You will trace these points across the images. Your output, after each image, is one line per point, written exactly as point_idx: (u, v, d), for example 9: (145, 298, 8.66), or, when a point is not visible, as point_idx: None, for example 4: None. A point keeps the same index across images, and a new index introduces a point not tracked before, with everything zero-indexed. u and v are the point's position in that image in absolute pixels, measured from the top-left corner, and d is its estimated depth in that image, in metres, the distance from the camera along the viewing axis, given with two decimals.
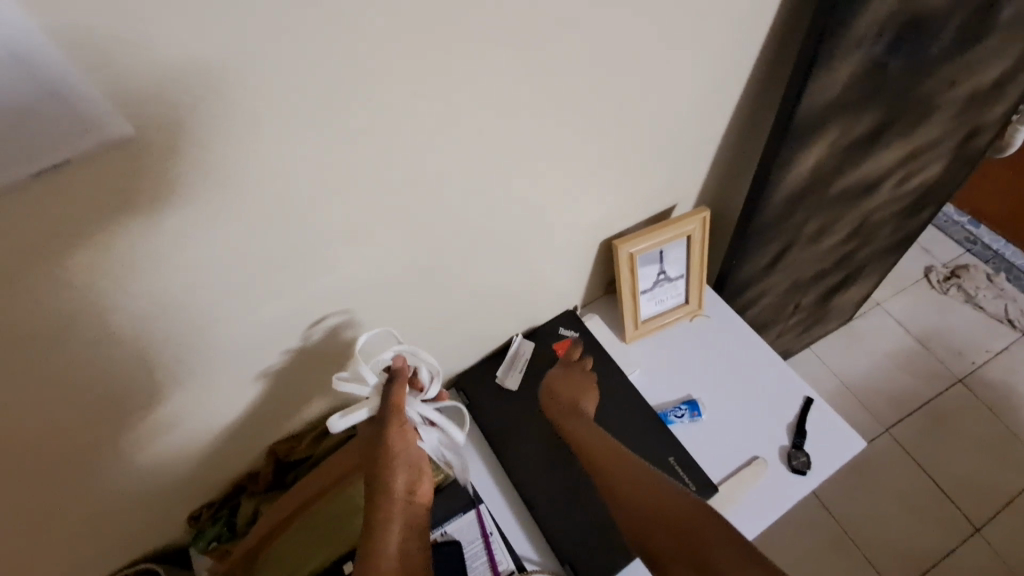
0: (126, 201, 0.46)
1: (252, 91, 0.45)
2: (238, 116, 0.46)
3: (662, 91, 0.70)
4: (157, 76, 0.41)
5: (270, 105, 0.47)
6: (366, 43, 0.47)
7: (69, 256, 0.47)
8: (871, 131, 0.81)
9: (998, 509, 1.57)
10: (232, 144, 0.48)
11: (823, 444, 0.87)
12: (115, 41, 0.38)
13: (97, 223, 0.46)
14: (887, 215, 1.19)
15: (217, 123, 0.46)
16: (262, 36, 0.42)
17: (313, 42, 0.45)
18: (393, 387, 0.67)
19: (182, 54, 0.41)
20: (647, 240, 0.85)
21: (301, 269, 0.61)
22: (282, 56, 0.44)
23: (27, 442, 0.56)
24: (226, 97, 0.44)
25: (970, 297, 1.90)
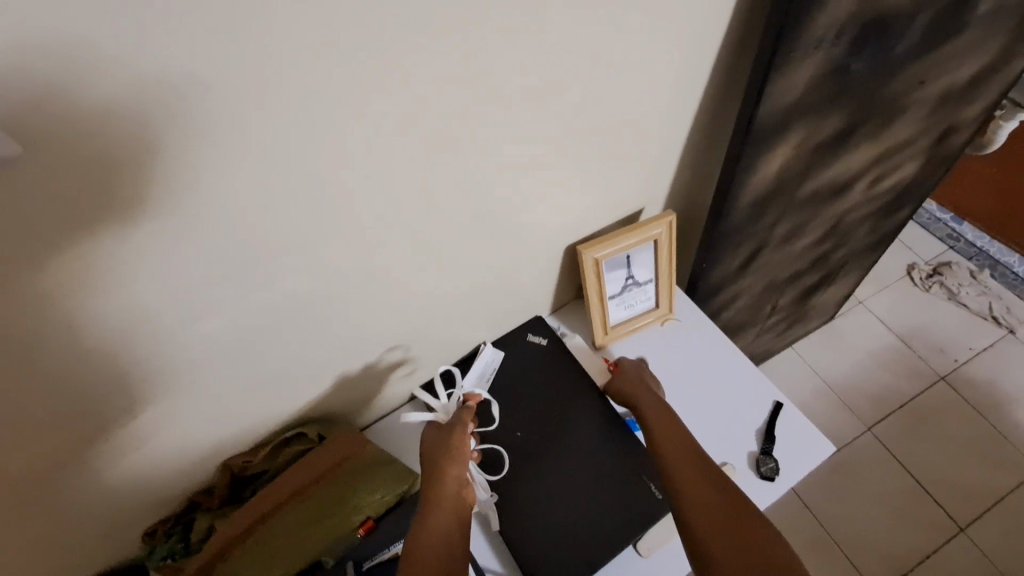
0: (80, 221, 0.44)
1: (197, 106, 0.43)
2: (169, 137, 0.44)
3: (626, 93, 0.68)
4: (101, 91, 0.39)
5: (217, 121, 0.45)
6: (313, 54, 0.45)
7: (19, 278, 0.45)
8: (840, 131, 0.80)
9: (984, 509, 1.57)
10: (185, 161, 0.46)
11: (792, 451, 0.86)
12: (42, 58, 0.36)
13: (50, 244, 0.44)
14: (862, 217, 1.19)
15: (170, 140, 0.44)
16: (196, 47, 0.40)
17: (241, 55, 0.42)
18: (462, 411, 0.80)
19: (120, 73, 0.39)
20: (613, 245, 0.83)
21: (245, 291, 0.59)
22: (221, 67, 0.42)
23: None
24: (154, 119, 0.42)
25: (953, 294, 1.90)
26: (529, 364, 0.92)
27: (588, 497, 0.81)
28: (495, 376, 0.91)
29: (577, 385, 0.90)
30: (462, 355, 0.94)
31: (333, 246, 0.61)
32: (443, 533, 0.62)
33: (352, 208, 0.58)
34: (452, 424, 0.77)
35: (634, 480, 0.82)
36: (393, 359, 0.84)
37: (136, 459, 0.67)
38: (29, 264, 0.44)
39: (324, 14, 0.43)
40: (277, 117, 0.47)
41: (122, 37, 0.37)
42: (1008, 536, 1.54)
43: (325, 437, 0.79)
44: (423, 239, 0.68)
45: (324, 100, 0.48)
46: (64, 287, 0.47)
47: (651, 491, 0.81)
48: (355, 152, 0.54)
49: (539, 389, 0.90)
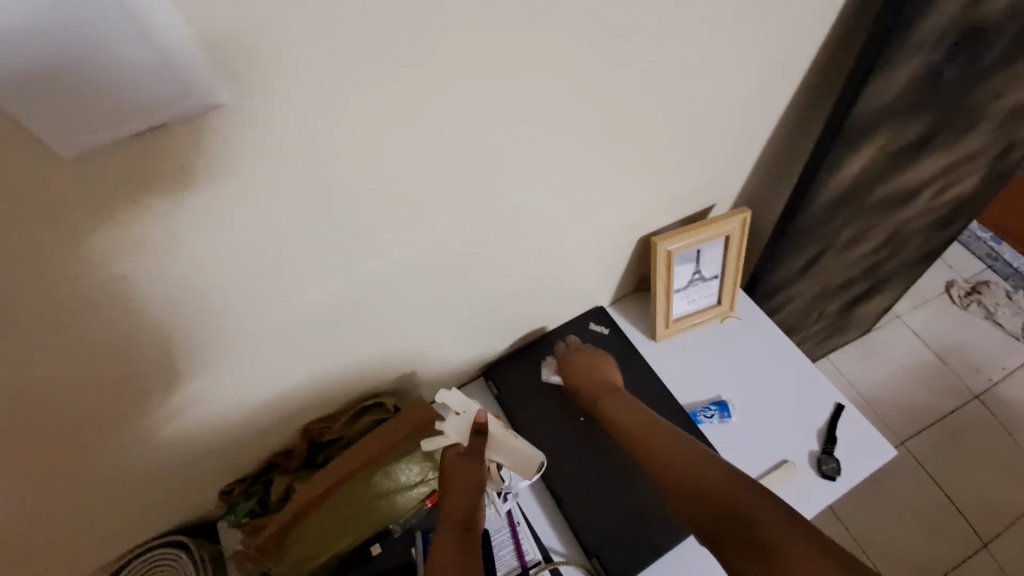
0: (223, 173, 0.47)
1: (348, 73, 0.46)
2: (322, 97, 0.46)
3: (719, 87, 0.69)
4: (269, 49, 0.41)
5: (362, 87, 0.47)
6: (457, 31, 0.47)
7: (162, 223, 0.47)
8: (919, 138, 0.81)
9: (1017, 531, 1.56)
10: (327, 125, 0.48)
11: (853, 452, 0.86)
12: (230, 18, 0.38)
13: (194, 193, 0.47)
14: (918, 228, 1.20)
15: (316, 103, 0.46)
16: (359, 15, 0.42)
17: (396, 25, 0.44)
18: (478, 440, 0.73)
19: (291, 35, 0.41)
20: (686, 239, 0.84)
21: (352, 254, 0.61)
22: (376, 39, 0.44)
23: (96, 391, 0.57)
24: (311, 82, 0.45)
25: (990, 313, 1.88)
26: None
27: (650, 485, 0.82)
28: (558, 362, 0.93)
29: (639, 375, 0.91)
30: (525, 341, 0.95)
31: (436, 217, 0.63)
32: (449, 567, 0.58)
33: (460, 180, 0.61)
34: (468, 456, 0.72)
35: None
36: (462, 337, 0.86)
37: (227, 410, 0.71)
38: (177, 211, 0.47)
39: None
40: (415, 87, 0.49)
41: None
42: None
43: (401, 407, 0.81)
44: (513, 218, 0.70)
45: (457, 72, 0.50)
46: (203, 235, 0.50)
47: None
48: (474, 126, 0.56)
49: None
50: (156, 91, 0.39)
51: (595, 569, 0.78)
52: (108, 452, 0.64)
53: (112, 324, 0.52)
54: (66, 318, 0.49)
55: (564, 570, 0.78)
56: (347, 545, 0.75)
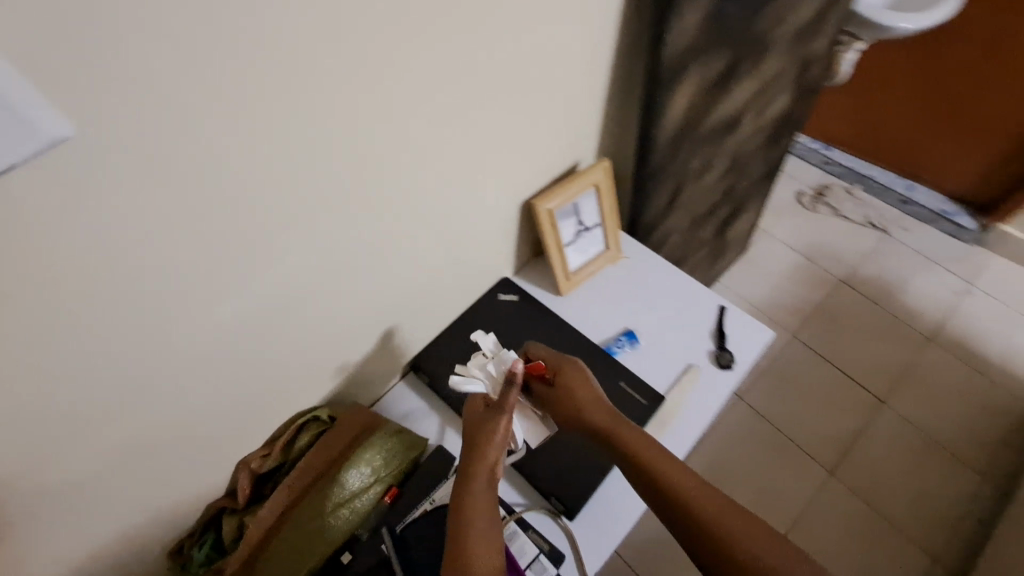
0: (87, 220, 0.47)
1: (192, 98, 0.47)
2: (171, 122, 0.47)
3: (550, 55, 0.78)
4: (103, 89, 0.42)
5: (210, 110, 0.49)
6: (289, 40, 0.50)
7: (33, 283, 0.47)
8: (725, 68, 0.95)
9: (896, 382, 1.85)
10: (184, 152, 0.50)
11: (742, 343, 1.00)
12: (53, 64, 0.39)
13: (60, 245, 0.47)
14: (755, 147, 1.39)
15: (167, 133, 0.48)
16: (188, 41, 0.44)
17: (228, 42, 0.47)
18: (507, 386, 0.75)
19: (123, 71, 0.42)
20: (561, 196, 0.93)
21: (242, 271, 0.63)
22: (210, 61, 0.46)
23: (5, 478, 0.55)
24: (156, 113, 0.46)
25: (836, 210, 2.20)
26: (508, 320, 1.00)
27: None
28: (478, 336, 0.98)
29: (553, 328, 0.99)
30: (444, 325, 1.00)
31: (323, 219, 0.66)
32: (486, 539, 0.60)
33: (334, 180, 0.64)
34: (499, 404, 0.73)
35: (617, 392, 0.92)
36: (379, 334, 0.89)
37: (154, 462, 0.69)
38: (47, 266, 0.47)
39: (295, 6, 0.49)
40: (264, 99, 0.52)
41: (122, 37, 0.41)
42: (917, 397, 1.82)
43: (336, 416, 0.83)
44: (398, 206, 0.74)
45: (301, 77, 0.53)
46: (80, 283, 0.50)
47: (635, 398, 0.91)
48: (332, 126, 0.59)
49: (521, 339, 0.98)
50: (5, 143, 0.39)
51: (554, 507, 0.85)
52: (34, 538, 0.62)
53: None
54: None
55: (528, 516, 0.83)
56: (316, 564, 0.75)
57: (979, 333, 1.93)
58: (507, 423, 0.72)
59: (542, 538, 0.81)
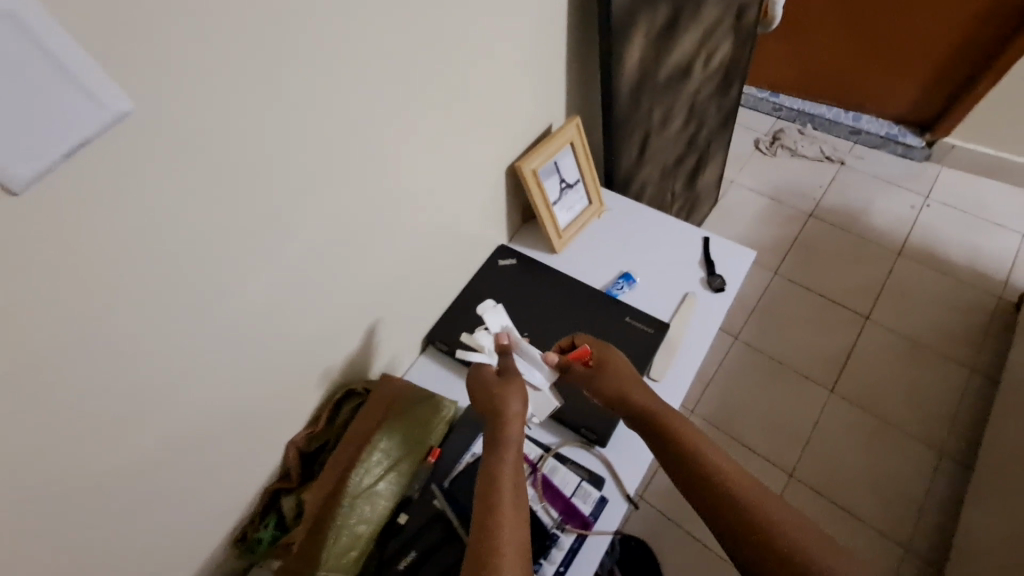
0: (137, 209, 0.51)
1: (213, 83, 0.52)
2: (197, 109, 0.51)
3: (511, 21, 0.84)
4: (141, 78, 0.46)
5: (228, 93, 0.53)
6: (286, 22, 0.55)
7: (96, 275, 0.50)
8: (669, 16, 1.03)
9: (877, 298, 1.95)
10: (212, 136, 0.54)
11: (729, 265, 1.07)
12: (99, 56, 0.43)
13: (116, 235, 0.50)
14: (707, 95, 1.47)
15: (196, 118, 0.52)
16: (205, 28, 0.49)
17: (235, 27, 0.51)
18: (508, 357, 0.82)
19: (156, 60, 0.47)
20: (542, 155, 0.99)
21: (271, 256, 0.66)
22: (224, 46, 0.51)
23: (87, 479, 0.57)
24: (185, 99, 0.50)
25: (793, 151, 2.31)
26: (510, 282, 1.06)
27: None
28: (487, 302, 1.04)
29: (555, 282, 1.05)
30: (452, 299, 1.05)
31: (333, 196, 0.70)
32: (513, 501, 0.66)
33: (338, 156, 0.69)
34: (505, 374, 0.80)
35: (625, 327, 0.98)
36: (396, 312, 0.93)
37: (213, 456, 0.72)
38: (108, 258, 0.50)
39: None
40: (269, 80, 0.57)
41: (151, 28, 0.45)
42: (900, 308, 1.93)
43: (370, 390, 0.87)
44: (396, 180, 0.79)
45: (298, 57, 0.58)
46: (138, 276, 0.53)
47: (643, 330, 0.97)
48: (330, 103, 0.64)
49: (527, 297, 1.03)
50: (76, 119, 0.43)
51: (587, 439, 0.90)
52: (117, 543, 0.64)
53: (78, 398, 0.53)
54: (32, 402, 0.50)
55: (564, 451, 0.89)
56: (376, 528, 0.80)
57: (942, 240, 2.06)
58: (518, 388, 0.78)
59: (580, 466, 0.87)
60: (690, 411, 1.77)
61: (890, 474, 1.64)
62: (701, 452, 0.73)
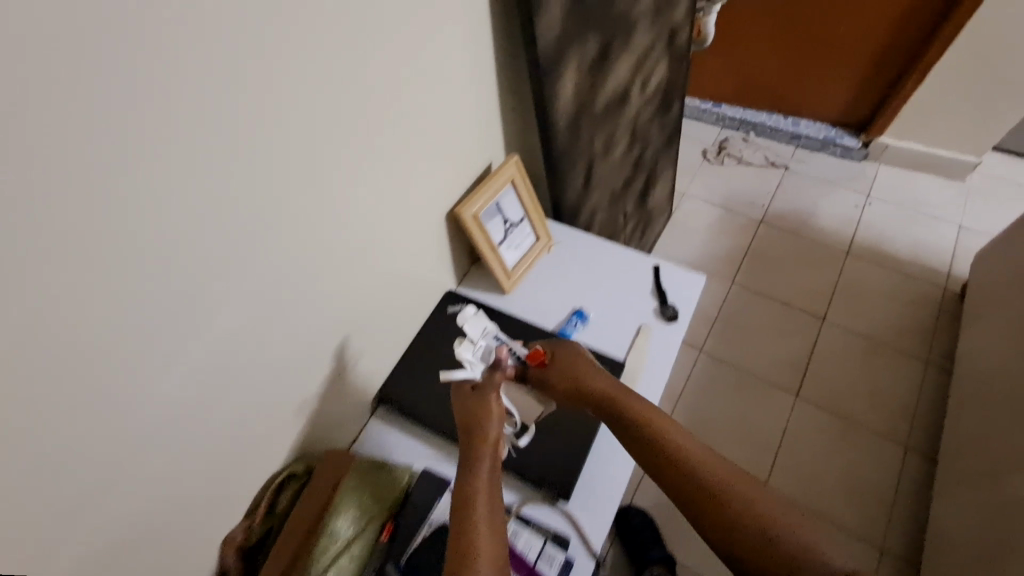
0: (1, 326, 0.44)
1: (88, 178, 0.46)
2: (72, 208, 0.46)
3: (436, 69, 0.81)
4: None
5: (109, 186, 0.48)
6: (175, 102, 0.50)
7: None
8: (599, 50, 1.01)
9: (831, 299, 2.00)
10: (94, 234, 0.48)
11: (681, 294, 1.06)
12: None
13: None
14: (649, 117, 1.48)
15: (72, 217, 0.46)
16: (73, 124, 0.44)
17: (116, 118, 0.46)
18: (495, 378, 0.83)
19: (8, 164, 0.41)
20: (482, 199, 0.95)
21: (184, 346, 0.61)
22: (100, 137, 0.46)
23: None
24: (55, 200, 0.44)
25: (739, 159, 2.37)
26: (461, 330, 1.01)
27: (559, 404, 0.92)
28: (438, 353, 0.99)
29: (506, 326, 1.01)
30: (403, 352, 1.00)
31: (252, 272, 0.65)
32: (491, 516, 0.65)
33: (255, 231, 0.64)
34: (485, 394, 0.81)
35: None
36: (340, 376, 0.88)
37: (137, 562, 0.66)
38: None
39: (173, 67, 0.49)
40: (161, 168, 0.51)
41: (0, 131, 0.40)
42: (852, 308, 1.97)
43: (312, 469, 0.82)
44: (325, 244, 0.75)
45: (197, 138, 0.53)
46: (14, 397, 0.47)
47: None
48: (240, 178, 0.59)
49: None
50: None
51: (550, 497, 0.87)
52: None
53: None
54: None
55: (526, 513, 0.86)
56: None
57: (886, 236, 2.12)
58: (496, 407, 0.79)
59: (543, 526, 0.84)
60: None
61: (859, 473, 1.67)
62: (685, 442, 0.72)
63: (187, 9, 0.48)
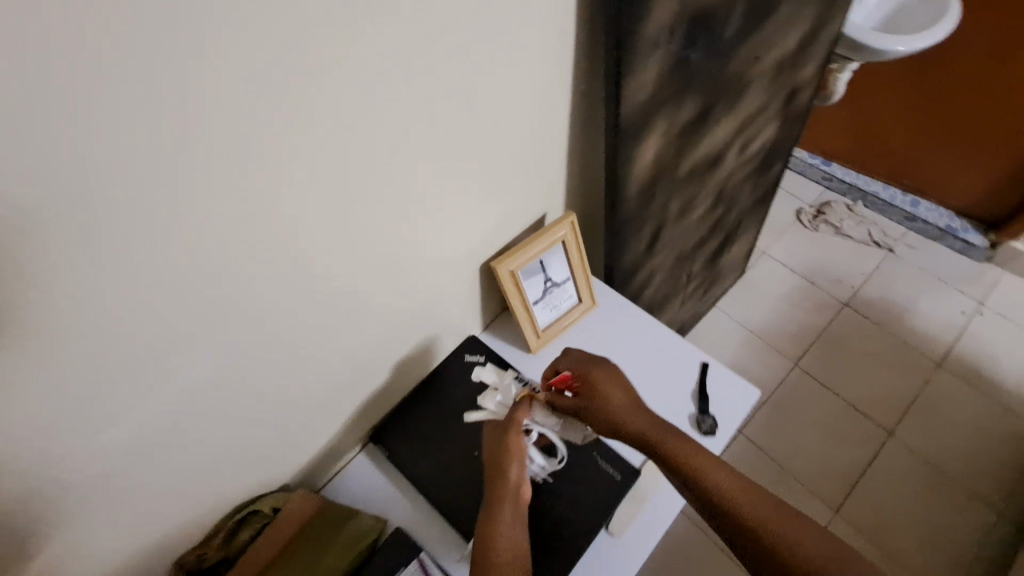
0: None
1: (70, 219, 0.42)
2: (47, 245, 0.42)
3: (500, 116, 0.72)
4: None
5: (95, 227, 0.44)
6: (181, 145, 0.45)
7: None
8: (696, 114, 0.89)
9: (904, 411, 1.76)
10: (68, 273, 0.45)
11: (725, 406, 0.93)
12: None
13: None
14: (741, 181, 1.32)
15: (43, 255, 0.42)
16: (56, 162, 0.39)
17: (80, 154, 0.40)
18: (517, 408, 0.80)
19: None
20: (525, 254, 0.87)
21: (145, 380, 0.56)
22: (86, 176, 0.41)
23: None
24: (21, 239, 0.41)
25: (838, 229, 2.12)
26: (471, 385, 0.94)
27: (556, 498, 0.84)
28: (443, 404, 0.93)
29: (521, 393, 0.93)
30: (408, 392, 0.95)
31: (238, 313, 0.60)
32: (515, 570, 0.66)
33: (253, 271, 0.58)
34: (507, 426, 0.79)
35: (589, 465, 0.86)
36: (334, 410, 0.84)
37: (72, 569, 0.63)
38: None
39: (183, 107, 0.43)
40: (156, 209, 0.47)
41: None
42: (927, 429, 1.73)
43: (278, 508, 0.77)
44: (333, 288, 0.69)
45: (189, 176, 0.47)
46: None
47: (608, 472, 0.85)
48: (237, 219, 0.53)
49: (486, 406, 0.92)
50: None
51: None
52: None
53: None
54: None
55: None
56: None
57: (992, 357, 1.83)
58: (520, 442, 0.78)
59: None
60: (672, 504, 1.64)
61: None
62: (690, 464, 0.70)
63: (200, 40, 0.42)
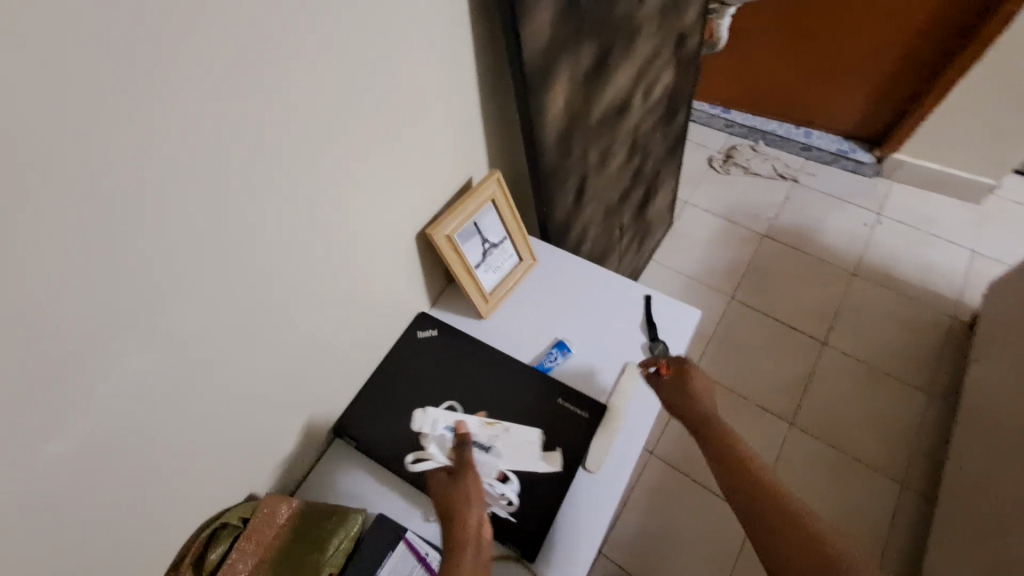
0: None
1: None
2: None
3: (410, 77, 0.72)
4: None
5: None
6: (67, 129, 0.41)
7: None
8: (595, 58, 0.92)
9: (834, 320, 1.91)
10: None
11: (672, 330, 0.97)
12: None
13: None
14: (651, 127, 1.39)
15: None
16: None
17: None
18: (464, 449, 0.78)
19: None
20: (456, 218, 0.87)
21: (73, 402, 0.50)
22: None
23: None
24: None
25: (747, 169, 2.26)
26: (429, 360, 0.93)
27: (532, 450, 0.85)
28: (404, 383, 0.92)
29: (480, 358, 0.93)
30: (365, 381, 0.93)
31: (170, 314, 0.56)
32: None
33: (175, 262, 0.54)
34: (460, 468, 0.76)
35: (557, 411, 0.88)
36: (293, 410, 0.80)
37: None
38: None
39: (62, 83, 0.40)
40: (51, 203, 0.43)
41: None
42: (856, 332, 1.89)
43: (249, 517, 0.74)
44: (269, 270, 0.65)
45: (81, 156, 0.43)
46: None
47: (577, 413, 0.88)
48: (146, 204, 0.49)
49: (449, 377, 0.92)
50: None
51: (517, 553, 0.79)
52: None
53: None
54: None
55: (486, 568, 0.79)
56: None
57: (897, 258, 2.03)
58: (476, 482, 0.75)
59: None
60: (649, 451, 1.70)
61: (854, 511, 1.59)
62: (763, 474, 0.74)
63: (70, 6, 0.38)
